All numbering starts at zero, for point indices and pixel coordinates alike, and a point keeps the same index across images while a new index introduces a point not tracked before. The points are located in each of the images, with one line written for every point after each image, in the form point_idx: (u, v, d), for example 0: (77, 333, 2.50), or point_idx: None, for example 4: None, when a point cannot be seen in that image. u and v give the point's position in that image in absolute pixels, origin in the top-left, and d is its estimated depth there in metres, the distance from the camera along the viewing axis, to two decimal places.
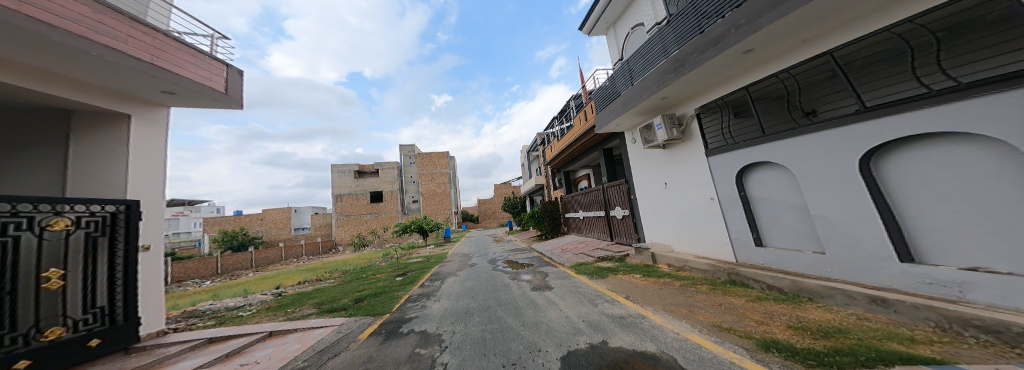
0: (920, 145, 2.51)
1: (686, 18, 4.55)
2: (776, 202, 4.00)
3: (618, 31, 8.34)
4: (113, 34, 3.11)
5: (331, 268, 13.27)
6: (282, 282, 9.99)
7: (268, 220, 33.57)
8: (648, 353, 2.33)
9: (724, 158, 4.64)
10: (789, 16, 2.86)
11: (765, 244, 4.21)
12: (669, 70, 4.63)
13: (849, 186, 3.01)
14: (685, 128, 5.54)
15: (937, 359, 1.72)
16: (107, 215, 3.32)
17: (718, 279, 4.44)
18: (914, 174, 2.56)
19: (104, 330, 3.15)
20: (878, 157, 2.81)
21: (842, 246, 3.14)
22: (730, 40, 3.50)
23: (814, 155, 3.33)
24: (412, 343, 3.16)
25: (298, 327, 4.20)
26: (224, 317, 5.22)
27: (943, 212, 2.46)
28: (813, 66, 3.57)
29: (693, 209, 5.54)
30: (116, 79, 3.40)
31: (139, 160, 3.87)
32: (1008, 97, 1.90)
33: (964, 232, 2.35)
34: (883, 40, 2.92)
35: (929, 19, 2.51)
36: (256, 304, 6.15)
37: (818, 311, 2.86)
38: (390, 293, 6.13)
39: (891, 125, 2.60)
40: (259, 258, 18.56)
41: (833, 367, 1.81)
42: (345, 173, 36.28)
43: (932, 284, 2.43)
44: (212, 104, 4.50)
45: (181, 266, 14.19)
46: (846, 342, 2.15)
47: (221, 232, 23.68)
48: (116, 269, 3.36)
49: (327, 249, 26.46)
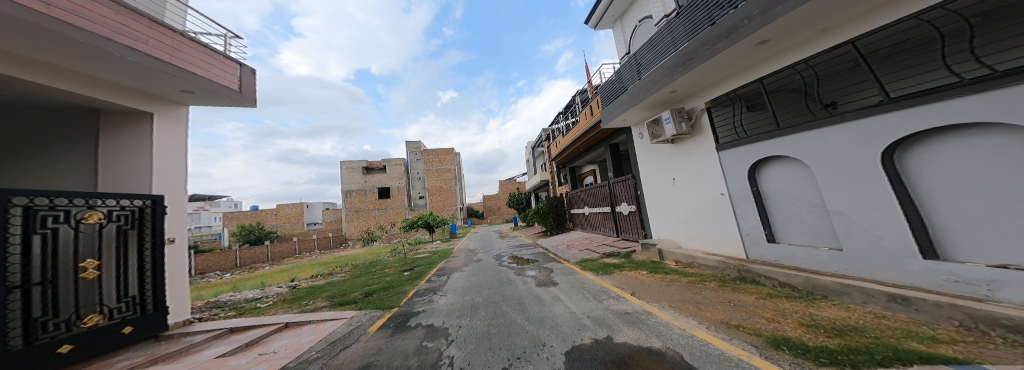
0: (950, 137, 2.40)
1: (696, 9, 4.42)
2: (791, 198, 3.92)
3: (625, 24, 8.17)
4: (135, 35, 3.22)
5: (342, 262, 13.67)
6: (296, 275, 10.32)
7: (281, 215, 34.56)
8: (653, 349, 2.33)
9: (736, 153, 4.56)
10: (807, 6, 2.76)
11: (778, 240, 4.14)
12: (679, 63, 4.54)
13: (870, 181, 2.92)
14: (696, 122, 5.41)
15: (959, 360, 1.69)
16: (135, 209, 3.47)
17: (727, 275, 4.40)
18: (942, 168, 2.46)
19: (136, 318, 3.32)
20: (903, 149, 2.70)
21: (860, 243, 3.06)
22: (744, 31, 3.40)
23: (831, 148, 3.24)
24: (420, 336, 3.24)
25: (312, 319, 4.34)
26: (243, 308, 5.44)
27: (970, 207, 2.37)
28: (832, 56, 3.45)
29: (702, 206, 5.47)
30: (138, 79, 3.52)
31: (160, 158, 4.02)
32: None
33: (996, 228, 2.24)
34: (909, 28, 2.78)
35: (961, 4, 2.39)
36: (272, 296, 6.37)
37: (834, 309, 2.81)
38: (398, 287, 6.26)
39: (916, 117, 2.50)
40: (274, 252, 19.16)
41: (846, 366, 1.80)
42: (354, 170, 36.92)
43: (958, 282, 2.36)
44: (227, 103, 4.61)
45: (203, 259, 14.82)
46: (861, 341, 2.12)
47: (238, 227, 24.54)
48: (144, 261, 3.51)
49: (338, 244, 27.09)
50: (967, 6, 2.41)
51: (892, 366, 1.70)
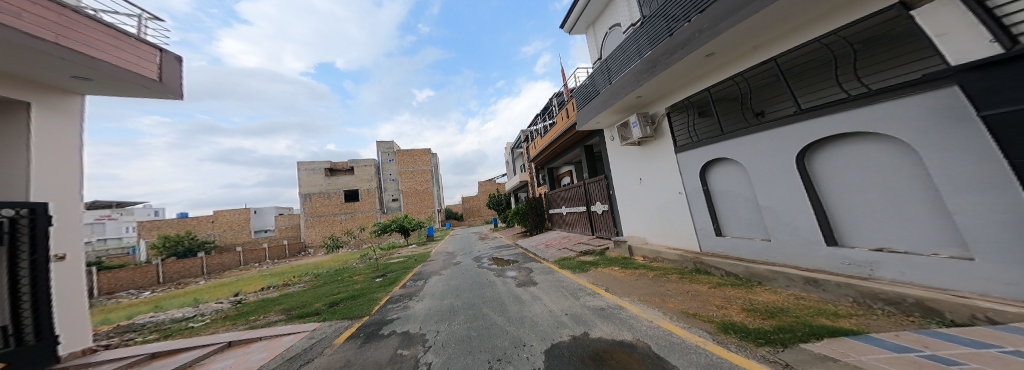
0: (843, 143, 2.82)
1: (657, 20, 4.73)
2: (733, 195, 4.33)
3: (597, 30, 8.52)
4: (7, 9, 2.67)
5: (302, 272, 12.47)
6: (241, 289, 9.24)
7: (217, 223, 29.82)
8: (625, 342, 2.44)
9: (691, 155, 4.92)
10: (746, 21, 3.07)
11: (724, 233, 4.56)
12: (643, 70, 4.79)
13: (789, 181, 3.32)
14: (658, 126, 5.78)
15: (855, 331, 2.01)
16: (5, 220, 2.85)
17: (685, 268, 4.75)
18: (838, 169, 2.90)
19: (10, 352, 2.75)
20: (811, 153, 3.12)
21: (783, 234, 3.46)
22: (696, 43, 3.70)
23: (760, 151, 3.62)
24: (394, 345, 3.09)
25: (262, 335, 3.93)
26: (170, 329, 4.77)
27: (856, 202, 2.84)
28: (762, 70, 3.91)
29: (664, 203, 5.84)
30: (15, 60, 2.92)
31: (44, 160, 3.35)
32: (911, 103, 2.22)
33: (874, 218, 2.72)
34: (816, 49, 3.26)
35: (851, 31, 2.87)
36: (209, 314, 5.66)
37: (766, 293, 3.15)
38: (368, 295, 5.90)
39: (821, 126, 2.90)
40: (209, 264, 16.93)
41: (778, 344, 2.02)
42: (315, 171, 34.10)
43: (850, 264, 2.81)
44: (138, 91, 4.00)
45: (111, 276, 12.28)
46: (787, 320, 2.41)
47: (160, 238, 20.91)
48: (19, 283, 2.91)
49: (293, 253, 24.70)
50: (854, 33, 2.89)
51: (809, 342, 1.96)
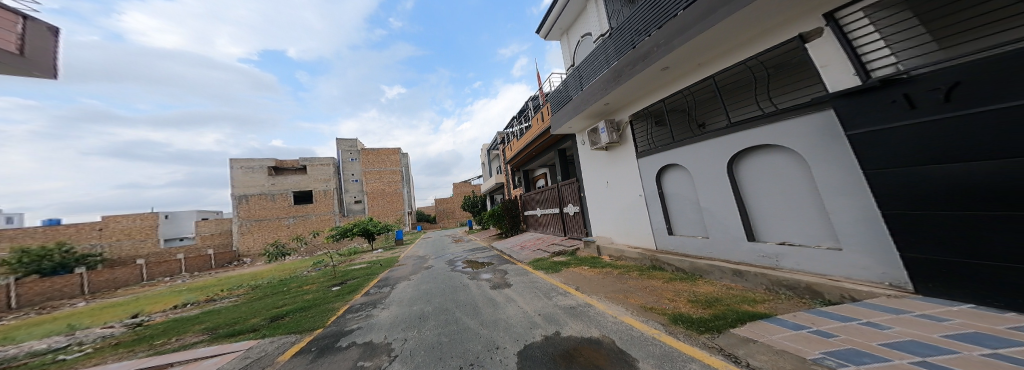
0: (760, 154, 3.27)
1: (622, 32, 5.06)
2: (681, 198, 4.79)
3: (570, 38, 8.85)
4: None
5: (232, 285, 10.74)
6: (145, 308, 7.66)
7: (109, 231, 24.24)
8: (593, 338, 2.52)
9: (648, 160, 5.33)
10: (693, 41, 3.41)
11: (675, 232, 4.99)
12: (609, 79, 5.09)
13: (720, 185, 3.76)
14: (622, 132, 6.16)
15: (768, 314, 2.32)
16: None
17: (644, 265, 5.09)
18: (756, 176, 3.36)
19: None
20: (736, 161, 3.56)
21: (716, 231, 3.90)
22: (653, 56, 3.99)
23: (698, 159, 4.05)
24: (354, 356, 2.81)
25: (174, 361, 3.29)
26: (25, 366, 3.74)
27: (766, 204, 3.32)
28: (704, 86, 4.40)
29: (627, 205, 6.23)
30: None
31: None
32: (809, 121, 2.65)
33: (778, 218, 3.21)
34: (743, 70, 3.77)
35: (767, 57, 3.38)
36: (94, 342, 4.58)
37: (705, 286, 3.52)
38: (322, 305, 5.32)
39: (745, 138, 3.34)
40: (97, 281, 13.76)
41: (715, 331, 2.25)
42: (256, 170, 30.07)
43: (764, 256, 3.26)
44: None
45: None
46: (720, 308, 2.70)
47: (20, 250, 16.27)
48: None
49: (223, 264, 21.30)
50: (770, 59, 3.39)
51: (737, 327, 2.21)
